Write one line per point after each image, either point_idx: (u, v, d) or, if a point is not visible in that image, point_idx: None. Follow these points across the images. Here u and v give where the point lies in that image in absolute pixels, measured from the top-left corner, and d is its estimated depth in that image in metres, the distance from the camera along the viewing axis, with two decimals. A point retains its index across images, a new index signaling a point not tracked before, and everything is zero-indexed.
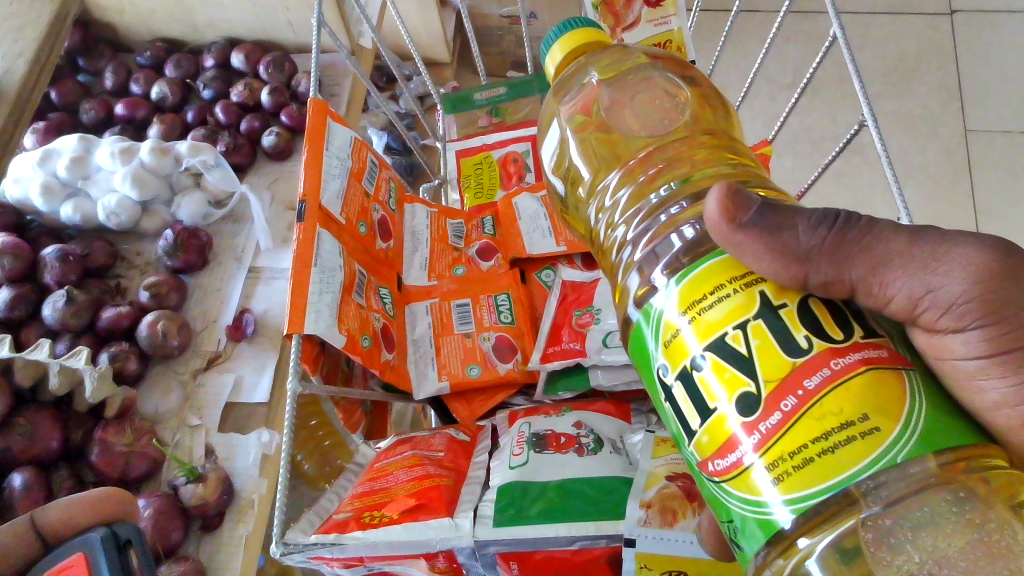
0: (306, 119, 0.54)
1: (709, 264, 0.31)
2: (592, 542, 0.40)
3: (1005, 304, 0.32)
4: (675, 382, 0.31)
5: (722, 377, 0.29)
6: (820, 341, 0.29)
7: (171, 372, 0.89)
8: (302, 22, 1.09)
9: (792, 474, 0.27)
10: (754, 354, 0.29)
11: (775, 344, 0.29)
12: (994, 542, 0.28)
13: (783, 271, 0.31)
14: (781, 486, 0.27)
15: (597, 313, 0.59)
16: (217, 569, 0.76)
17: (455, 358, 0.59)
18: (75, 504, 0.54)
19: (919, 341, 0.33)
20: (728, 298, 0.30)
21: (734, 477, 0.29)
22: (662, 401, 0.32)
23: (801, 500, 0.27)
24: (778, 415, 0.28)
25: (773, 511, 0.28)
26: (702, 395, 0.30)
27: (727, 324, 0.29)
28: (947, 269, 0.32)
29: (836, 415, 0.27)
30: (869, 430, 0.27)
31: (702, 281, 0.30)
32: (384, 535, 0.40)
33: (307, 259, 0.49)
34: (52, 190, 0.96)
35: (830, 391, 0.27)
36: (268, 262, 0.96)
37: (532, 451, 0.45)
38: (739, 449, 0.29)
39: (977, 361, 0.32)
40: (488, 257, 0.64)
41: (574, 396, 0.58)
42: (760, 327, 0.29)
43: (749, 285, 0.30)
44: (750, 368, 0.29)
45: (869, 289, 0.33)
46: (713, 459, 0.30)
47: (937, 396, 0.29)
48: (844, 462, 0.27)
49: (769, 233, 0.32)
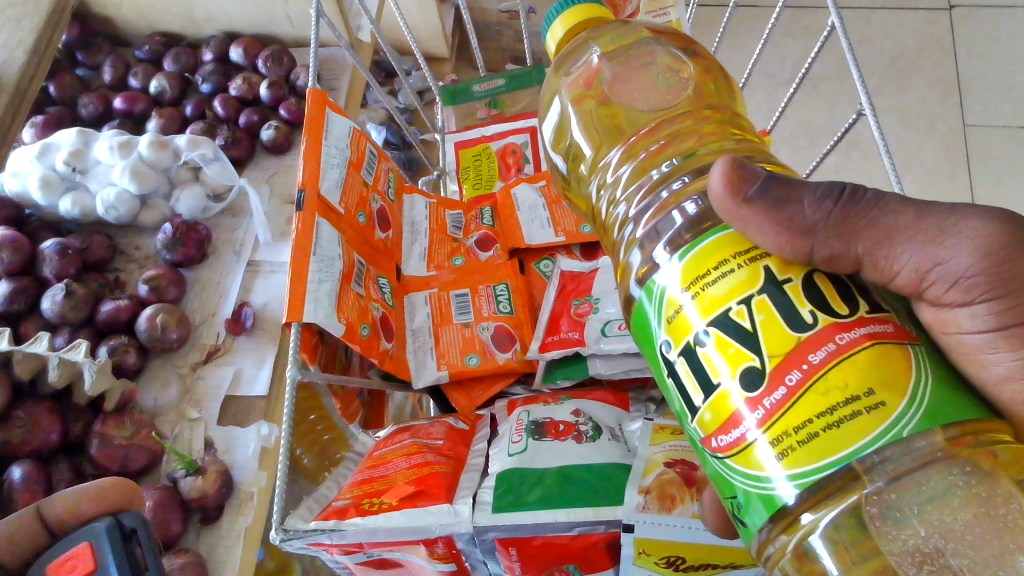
0: (306, 108, 0.54)
1: (712, 241, 0.31)
2: (591, 528, 0.40)
3: (1013, 278, 0.32)
4: (678, 359, 0.31)
5: (726, 353, 0.29)
6: (825, 316, 0.29)
7: (170, 364, 0.89)
8: (300, 16, 1.09)
9: (796, 449, 0.27)
10: (758, 329, 0.29)
11: (779, 319, 0.29)
12: (998, 516, 0.28)
13: (788, 246, 0.31)
14: (784, 461, 0.28)
15: (596, 302, 0.59)
16: (217, 562, 0.77)
17: (454, 346, 0.59)
18: (80, 494, 0.54)
19: (925, 315, 0.34)
20: (732, 273, 0.30)
21: (738, 453, 0.29)
22: (664, 377, 0.32)
23: (805, 475, 0.27)
24: (783, 390, 0.28)
25: (776, 487, 0.28)
26: (705, 371, 0.30)
27: (731, 299, 0.30)
28: (954, 242, 0.32)
29: (841, 390, 0.27)
30: (875, 404, 0.27)
31: (706, 257, 0.30)
32: (384, 521, 0.40)
33: (306, 247, 0.49)
34: (50, 184, 0.96)
35: (835, 366, 0.28)
36: (267, 255, 0.97)
37: (531, 439, 0.45)
38: (742, 425, 0.29)
39: (984, 335, 0.33)
40: (487, 247, 0.64)
41: (572, 384, 0.58)
42: (765, 302, 0.29)
43: (754, 260, 0.31)
44: (754, 343, 0.29)
45: (875, 262, 0.33)
46: (717, 435, 0.30)
47: (942, 371, 0.29)
48: (850, 436, 0.27)
49: (773, 208, 0.32)
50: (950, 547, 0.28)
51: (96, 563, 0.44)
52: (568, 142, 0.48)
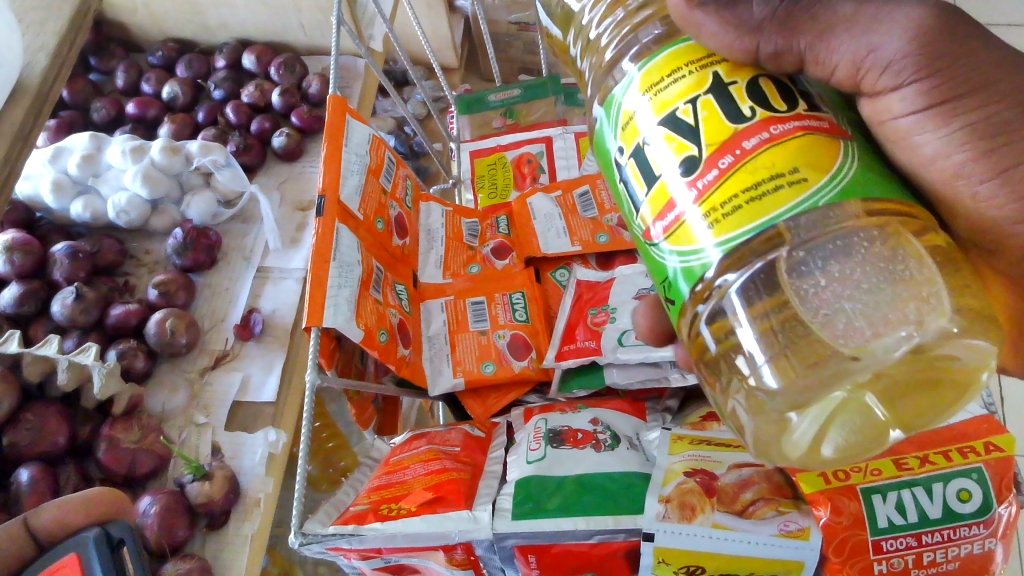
0: (326, 116, 0.54)
1: (669, 52, 0.31)
2: (611, 536, 0.39)
3: (944, 56, 0.32)
4: (627, 160, 0.31)
5: (669, 146, 0.30)
6: (763, 111, 0.29)
7: (178, 370, 0.89)
8: (313, 24, 1.09)
9: (724, 218, 0.28)
10: (701, 124, 0.29)
11: (721, 115, 0.29)
12: (901, 272, 0.30)
13: (737, 49, 0.31)
14: (712, 231, 0.28)
15: (612, 312, 0.59)
16: (222, 568, 0.76)
17: (470, 355, 0.59)
18: (69, 504, 0.53)
19: (864, 108, 0.34)
20: (683, 78, 0.30)
21: (670, 238, 0.30)
22: (615, 180, 0.33)
23: (730, 241, 0.28)
24: (716, 171, 0.29)
25: (704, 256, 0.29)
26: (648, 165, 0.30)
27: (679, 101, 0.30)
28: (886, 29, 0.32)
29: (768, 169, 0.28)
30: (797, 179, 0.28)
31: (662, 65, 0.31)
32: (403, 526, 0.40)
33: (326, 254, 0.49)
34: (62, 187, 0.96)
35: (767, 150, 0.28)
36: (277, 261, 0.97)
37: (550, 447, 0.45)
38: (677, 208, 0.30)
39: (915, 116, 0.33)
40: (502, 256, 0.65)
41: (589, 393, 0.57)
42: (709, 101, 0.30)
43: (705, 69, 0.30)
44: (694, 135, 0.29)
45: (817, 57, 0.33)
46: (654, 224, 0.31)
47: (868, 160, 0.30)
48: (771, 207, 0.28)
49: (723, 9, 0.32)
50: (848, 305, 0.30)
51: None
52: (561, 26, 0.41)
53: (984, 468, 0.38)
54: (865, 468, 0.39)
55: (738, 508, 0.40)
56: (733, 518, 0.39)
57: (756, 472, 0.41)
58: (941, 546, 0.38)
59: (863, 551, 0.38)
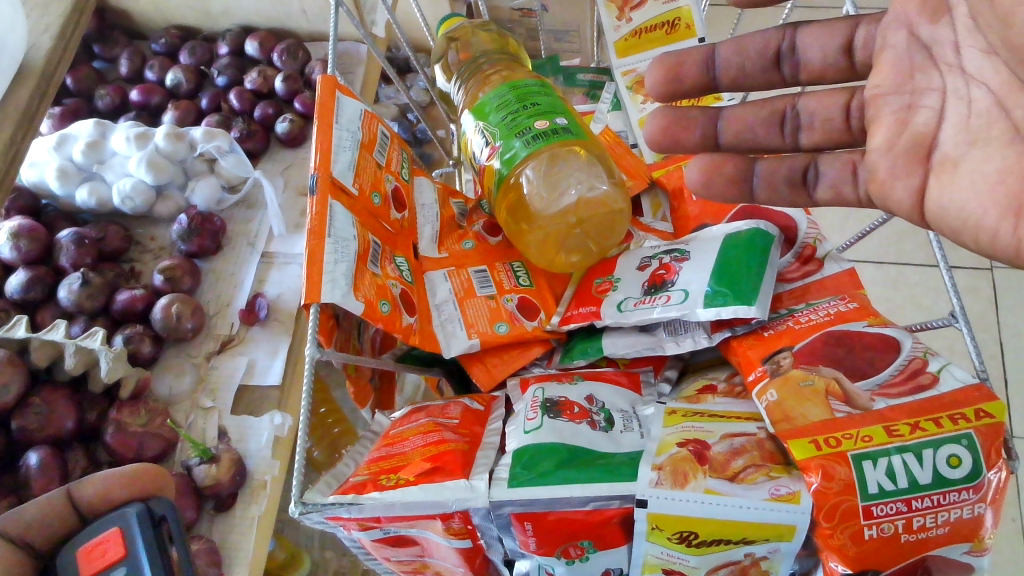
0: (316, 96, 0.55)
1: (487, 94, 0.58)
2: (605, 503, 0.40)
3: None
4: (469, 133, 0.60)
5: (478, 135, 0.58)
6: (522, 119, 0.55)
7: (184, 354, 0.90)
8: (315, 10, 1.10)
9: (500, 183, 0.57)
10: (484, 133, 0.58)
11: (496, 125, 0.56)
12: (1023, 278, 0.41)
13: (504, 94, 0.57)
14: (493, 180, 0.57)
15: (616, 280, 0.56)
16: (230, 549, 0.77)
17: (481, 317, 0.56)
18: (113, 476, 0.50)
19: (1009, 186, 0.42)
20: (487, 111, 0.57)
21: (489, 181, 0.58)
22: (469, 150, 0.61)
23: (497, 181, 0.57)
24: (490, 150, 0.57)
25: (501, 192, 0.57)
26: (473, 143, 0.59)
27: (480, 122, 0.58)
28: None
29: (508, 146, 0.55)
30: (520, 148, 0.54)
31: (482, 103, 0.58)
32: (402, 495, 0.41)
33: (320, 231, 0.50)
34: (68, 174, 0.97)
35: (504, 142, 0.55)
36: (281, 247, 0.98)
37: (547, 417, 0.45)
38: (487, 162, 0.57)
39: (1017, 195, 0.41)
40: (495, 232, 0.62)
41: (588, 364, 0.55)
42: (487, 123, 0.57)
43: (488, 101, 0.58)
44: (487, 132, 0.57)
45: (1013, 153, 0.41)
46: (484, 170, 0.58)
47: (557, 138, 0.54)
48: (507, 171, 0.56)
49: None
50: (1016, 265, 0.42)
51: (122, 552, 0.44)
52: (455, 95, 0.67)
53: (974, 434, 0.39)
54: (855, 435, 0.39)
55: (729, 474, 0.40)
56: (724, 484, 0.40)
57: (749, 440, 0.42)
58: (931, 511, 0.38)
59: (853, 516, 0.38)
